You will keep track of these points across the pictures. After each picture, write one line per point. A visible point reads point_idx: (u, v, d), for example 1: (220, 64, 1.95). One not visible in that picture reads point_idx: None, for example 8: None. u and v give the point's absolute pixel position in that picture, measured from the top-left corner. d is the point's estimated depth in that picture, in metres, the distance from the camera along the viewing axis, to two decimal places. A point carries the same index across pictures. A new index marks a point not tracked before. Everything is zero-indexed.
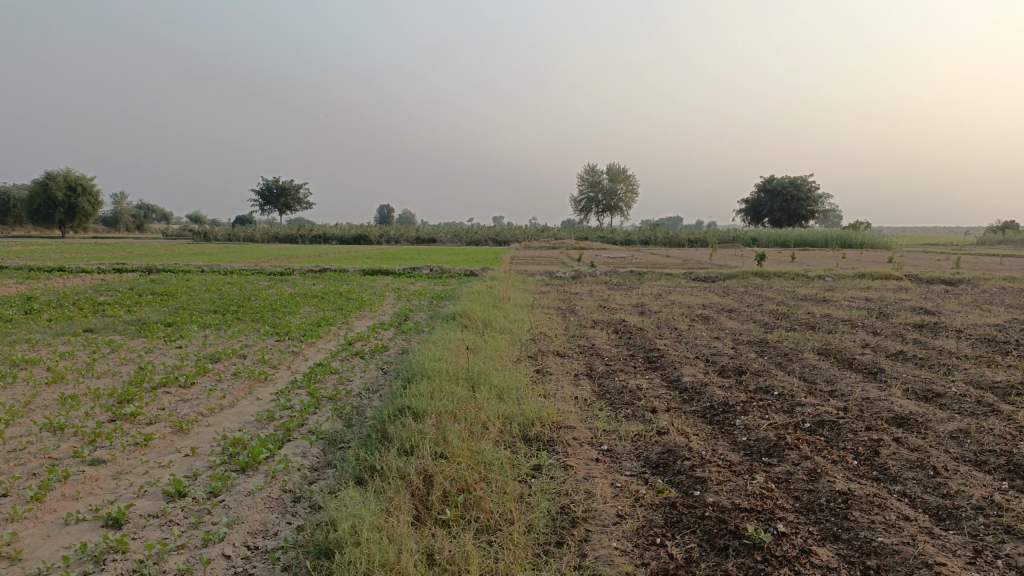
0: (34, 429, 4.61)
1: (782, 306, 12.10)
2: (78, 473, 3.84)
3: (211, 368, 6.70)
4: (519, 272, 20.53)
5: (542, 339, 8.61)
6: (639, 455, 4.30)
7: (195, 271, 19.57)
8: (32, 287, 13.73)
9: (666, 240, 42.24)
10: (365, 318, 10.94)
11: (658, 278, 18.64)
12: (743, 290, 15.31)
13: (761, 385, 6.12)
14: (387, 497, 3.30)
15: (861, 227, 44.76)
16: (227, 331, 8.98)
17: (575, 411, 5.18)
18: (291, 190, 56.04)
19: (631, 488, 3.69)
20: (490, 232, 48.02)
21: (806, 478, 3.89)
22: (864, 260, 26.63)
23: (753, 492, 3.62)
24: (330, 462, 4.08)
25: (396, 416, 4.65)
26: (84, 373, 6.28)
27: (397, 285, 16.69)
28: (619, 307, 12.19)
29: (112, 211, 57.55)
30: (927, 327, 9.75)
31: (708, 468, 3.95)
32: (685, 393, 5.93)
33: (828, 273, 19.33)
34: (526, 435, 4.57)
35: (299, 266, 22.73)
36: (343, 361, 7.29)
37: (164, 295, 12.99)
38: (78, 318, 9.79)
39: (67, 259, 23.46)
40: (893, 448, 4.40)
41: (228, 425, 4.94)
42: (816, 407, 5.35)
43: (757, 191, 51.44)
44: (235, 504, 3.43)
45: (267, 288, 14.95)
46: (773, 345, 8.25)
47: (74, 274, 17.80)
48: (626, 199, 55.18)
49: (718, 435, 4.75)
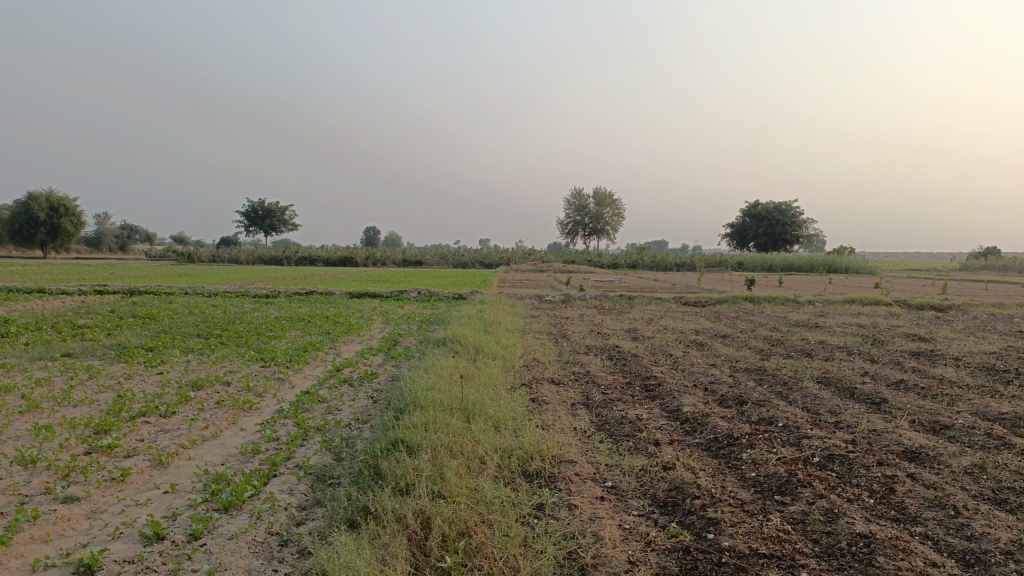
0: (3, 463, 4.33)
1: (776, 332, 11.94)
2: (48, 513, 3.57)
3: (193, 396, 6.44)
4: (508, 295, 20.38)
5: (536, 365, 8.41)
6: (646, 492, 4.09)
7: (178, 293, 19.23)
8: (10, 309, 13.39)
9: (653, 264, 42.27)
10: (353, 343, 10.67)
11: (648, 302, 18.48)
12: (735, 316, 15.20)
13: (764, 416, 5.93)
14: (383, 544, 3.07)
15: (845, 252, 45.07)
16: (210, 357, 8.70)
17: (575, 444, 4.97)
18: (277, 211, 55.76)
19: (641, 531, 3.49)
20: (477, 255, 47.88)
21: (823, 519, 3.70)
22: (849, 285, 26.77)
23: (770, 535, 3.43)
24: (320, 501, 3.84)
25: (389, 451, 4.42)
26: (59, 401, 5.99)
27: (384, 308, 16.45)
28: (612, 332, 12.00)
29: (95, 231, 56.86)
30: (923, 355, 9.63)
31: (721, 508, 3.75)
32: (687, 425, 5.73)
33: (818, 298, 19.27)
34: (525, 470, 4.36)
35: (284, 287, 22.43)
36: (331, 389, 7.04)
37: (146, 318, 12.66)
38: (57, 341, 9.47)
39: (46, 280, 22.99)
40: (909, 485, 4.22)
41: (210, 459, 4.68)
42: (824, 440, 5.17)
43: (744, 217, 51.81)
44: (218, 549, 3.19)
45: (252, 311, 14.65)
46: (772, 373, 8.06)
47: (55, 295, 17.44)
48: (614, 222, 55.26)
49: (726, 471, 4.55)
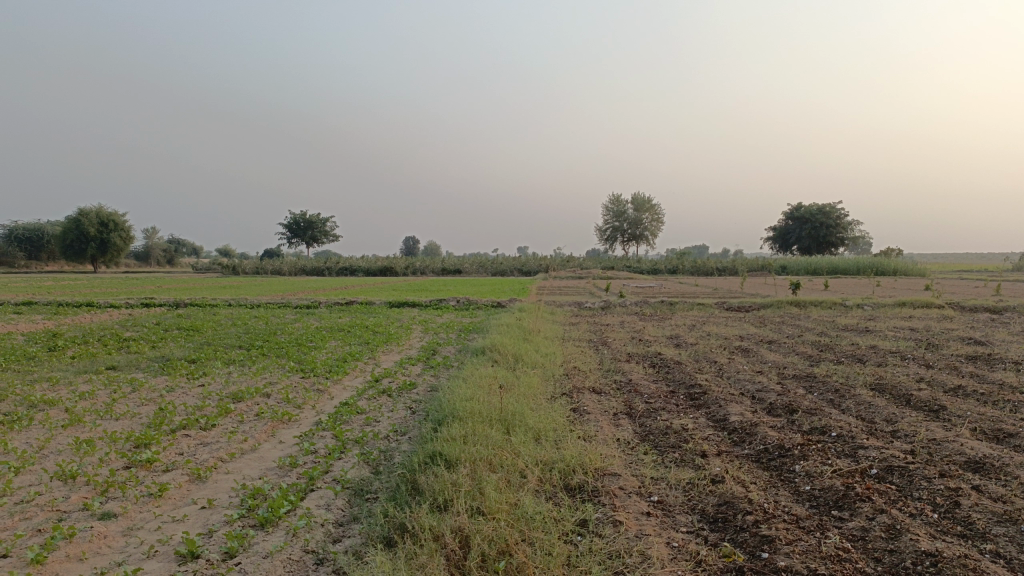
0: (44, 478, 4.33)
1: (824, 337, 11.58)
2: (85, 530, 3.53)
3: (233, 408, 6.42)
4: (548, 303, 20.24)
5: (577, 374, 8.24)
6: (694, 508, 3.91)
7: (221, 305, 19.48)
8: (59, 323, 13.65)
9: (694, 269, 41.70)
10: (392, 353, 10.63)
11: (690, 308, 18.16)
12: (780, 320, 14.82)
13: (817, 425, 5.70)
14: (420, 565, 2.95)
15: (893, 254, 43.90)
16: (251, 368, 8.72)
17: (619, 456, 4.81)
18: (318, 223, 56.46)
19: (690, 549, 3.32)
20: (515, 263, 47.84)
21: (885, 535, 3.48)
22: (897, 287, 26.08)
23: (829, 554, 3.23)
24: (357, 516, 3.74)
25: (426, 464, 4.31)
26: (102, 415, 6.02)
27: (424, 317, 16.43)
28: (654, 339, 11.76)
29: (143, 245, 58.28)
30: (980, 359, 9.22)
31: (775, 525, 3.56)
32: (735, 435, 5.52)
33: (867, 301, 18.70)
34: (568, 484, 4.21)
35: (326, 297, 22.62)
36: (370, 400, 6.97)
37: (189, 330, 12.82)
38: (102, 355, 9.61)
39: (95, 294, 23.55)
40: (976, 499, 3.96)
41: (248, 473, 4.63)
42: (881, 451, 4.92)
43: (785, 219, 50.93)
44: (252, 568, 3.10)
45: (293, 322, 14.73)
46: (823, 380, 7.77)
47: (103, 309, 17.80)
48: (653, 227, 54.72)
49: (778, 484, 4.35)
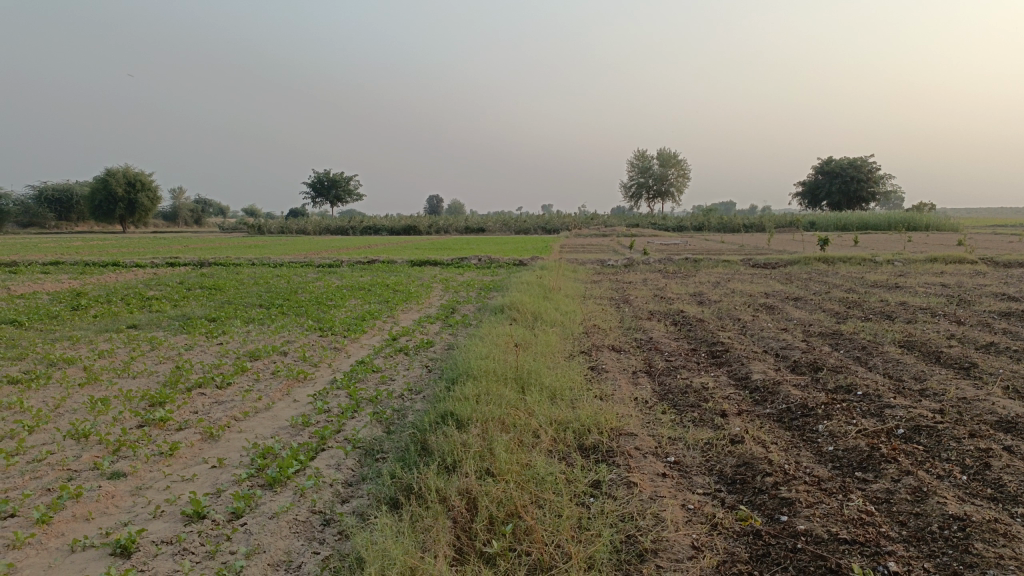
0: (57, 437, 4.31)
1: (852, 294, 11.28)
2: (93, 489, 3.49)
3: (250, 366, 6.42)
4: (570, 260, 20.03)
5: (596, 332, 8.11)
6: (712, 469, 3.80)
7: (244, 264, 19.51)
8: (85, 283, 13.75)
9: (720, 226, 41.12)
10: (411, 311, 10.59)
11: (715, 265, 17.90)
12: (807, 277, 14.50)
13: (842, 384, 5.53)
14: (425, 528, 2.87)
15: (925, 209, 42.84)
16: (270, 327, 8.71)
17: (636, 415, 4.70)
18: (342, 182, 56.36)
19: (706, 511, 3.21)
20: (538, 221, 47.53)
21: (911, 498, 3.34)
22: (929, 242, 25.49)
23: (851, 518, 3.11)
24: (366, 476, 3.69)
25: (438, 424, 4.23)
26: (119, 373, 6.04)
27: (445, 276, 16.35)
28: (677, 296, 11.58)
29: (171, 206, 58.80)
30: (1014, 316, 8.93)
31: (795, 487, 3.44)
32: (757, 393, 5.38)
33: (898, 257, 18.26)
34: (582, 444, 4.11)
35: (348, 257, 22.61)
36: (386, 358, 6.93)
37: (212, 289, 12.86)
38: (124, 313, 9.67)
39: (122, 253, 23.77)
40: (1007, 460, 3.78)
41: (260, 432, 4.59)
42: (909, 410, 4.75)
43: (815, 174, 49.87)
44: (258, 529, 3.05)
45: (314, 281, 14.71)
46: (849, 338, 7.56)
47: (129, 268, 17.97)
48: (678, 183, 53.87)
49: (800, 444, 4.22)
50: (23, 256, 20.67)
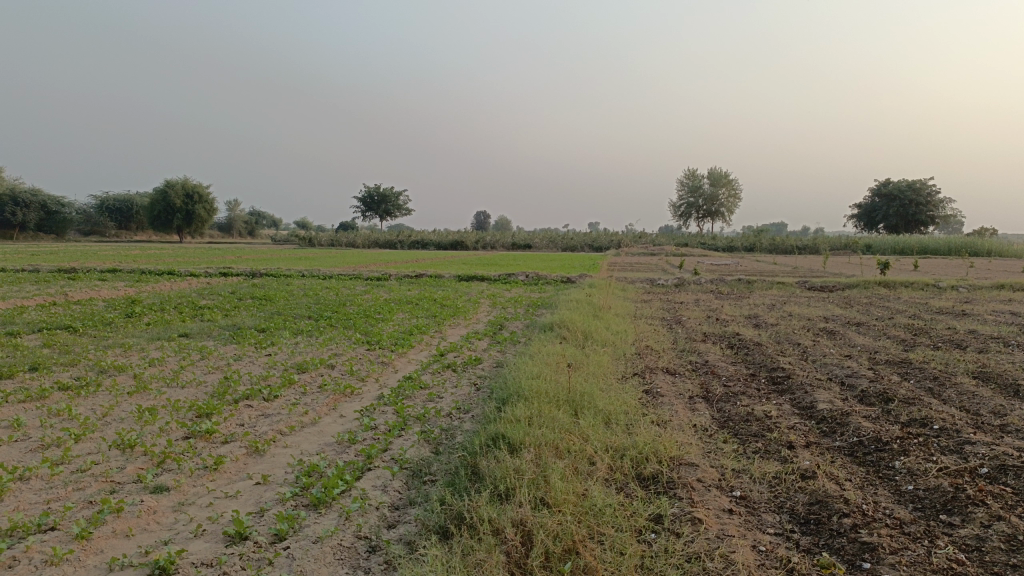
0: (102, 446, 4.24)
1: (918, 320, 10.79)
2: (135, 504, 3.40)
3: (297, 379, 6.34)
4: (620, 279, 19.70)
5: (649, 353, 7.84)
6: (782, 506, 3.54)
7: (295, 276, 19.67)
8: (139, 290, 13.99)
9: (772, 247, 40.27)
10: (459, 327, 10.46)
11: (769, 287, 17.41)
12: (868, 302, 13.97)
13: (915, 416, 5.19)
14: (477, 562, 2.69)
15: (988, 234, 41.34)
16: (318, 339, 8.65)
17: (696, 444, 4.45)
18: (391, 197, 56.85)
19: (780, 555, 2.96)
20: (586, 239, 47.21)
21: (1005, 547, 3.03)
22: (994, 269, 24.44)
23: (940, 567, 2.83)
24: (413, 500, 3.52)
25: (488, 447, 4.05)
26: (168, 382, 6.01)
27: (493, 292, 16.22)
28: (732, 319, 11.22)
29: (226, 217, 60.16)
30: None
31: (876, 530, 3.17)
32: (824, 424, 5.08)
33: (963, 283, 17.51)
34: (640, 474, 3.88)
35: (396, 270, 22.68)
36: (434, 374, 6.79)
37: (262, 299, 12.93)
38: (176, 322, 9.75)
39: (178, 262, 24.21)
40: None
41: (306, 448, 4.47)
42: (992, 447, 4.40)
43: (872, 196, 48.69)
44: (301, 555, 2.90)
45: (362, 294, 14.72)
46: (919, 367, 7.16)
47: (183, 277, 18.26)
48: (730, 203, 53.05)
49: (876, 482, 3.93)
50: (83, 263, 21.18)
